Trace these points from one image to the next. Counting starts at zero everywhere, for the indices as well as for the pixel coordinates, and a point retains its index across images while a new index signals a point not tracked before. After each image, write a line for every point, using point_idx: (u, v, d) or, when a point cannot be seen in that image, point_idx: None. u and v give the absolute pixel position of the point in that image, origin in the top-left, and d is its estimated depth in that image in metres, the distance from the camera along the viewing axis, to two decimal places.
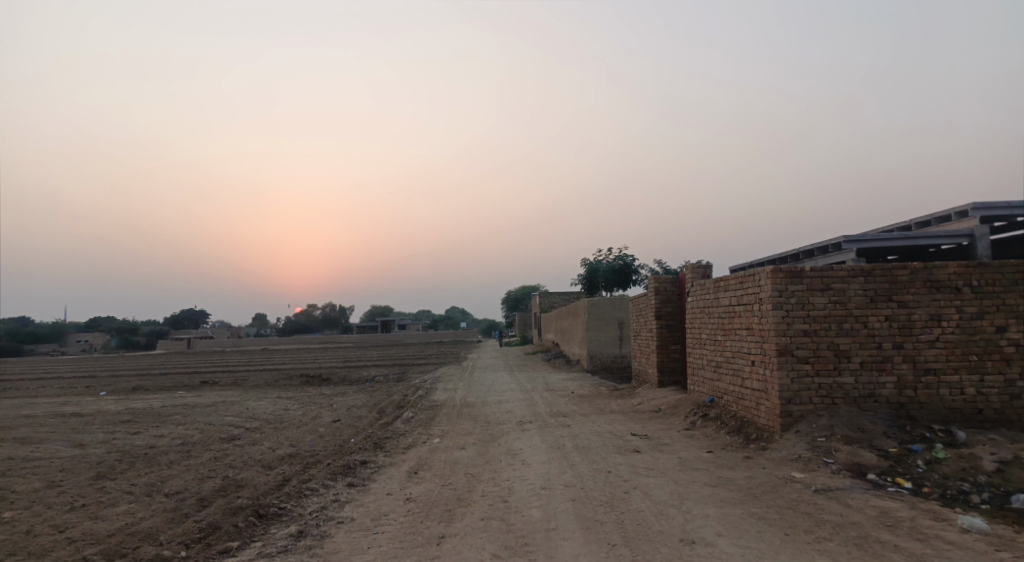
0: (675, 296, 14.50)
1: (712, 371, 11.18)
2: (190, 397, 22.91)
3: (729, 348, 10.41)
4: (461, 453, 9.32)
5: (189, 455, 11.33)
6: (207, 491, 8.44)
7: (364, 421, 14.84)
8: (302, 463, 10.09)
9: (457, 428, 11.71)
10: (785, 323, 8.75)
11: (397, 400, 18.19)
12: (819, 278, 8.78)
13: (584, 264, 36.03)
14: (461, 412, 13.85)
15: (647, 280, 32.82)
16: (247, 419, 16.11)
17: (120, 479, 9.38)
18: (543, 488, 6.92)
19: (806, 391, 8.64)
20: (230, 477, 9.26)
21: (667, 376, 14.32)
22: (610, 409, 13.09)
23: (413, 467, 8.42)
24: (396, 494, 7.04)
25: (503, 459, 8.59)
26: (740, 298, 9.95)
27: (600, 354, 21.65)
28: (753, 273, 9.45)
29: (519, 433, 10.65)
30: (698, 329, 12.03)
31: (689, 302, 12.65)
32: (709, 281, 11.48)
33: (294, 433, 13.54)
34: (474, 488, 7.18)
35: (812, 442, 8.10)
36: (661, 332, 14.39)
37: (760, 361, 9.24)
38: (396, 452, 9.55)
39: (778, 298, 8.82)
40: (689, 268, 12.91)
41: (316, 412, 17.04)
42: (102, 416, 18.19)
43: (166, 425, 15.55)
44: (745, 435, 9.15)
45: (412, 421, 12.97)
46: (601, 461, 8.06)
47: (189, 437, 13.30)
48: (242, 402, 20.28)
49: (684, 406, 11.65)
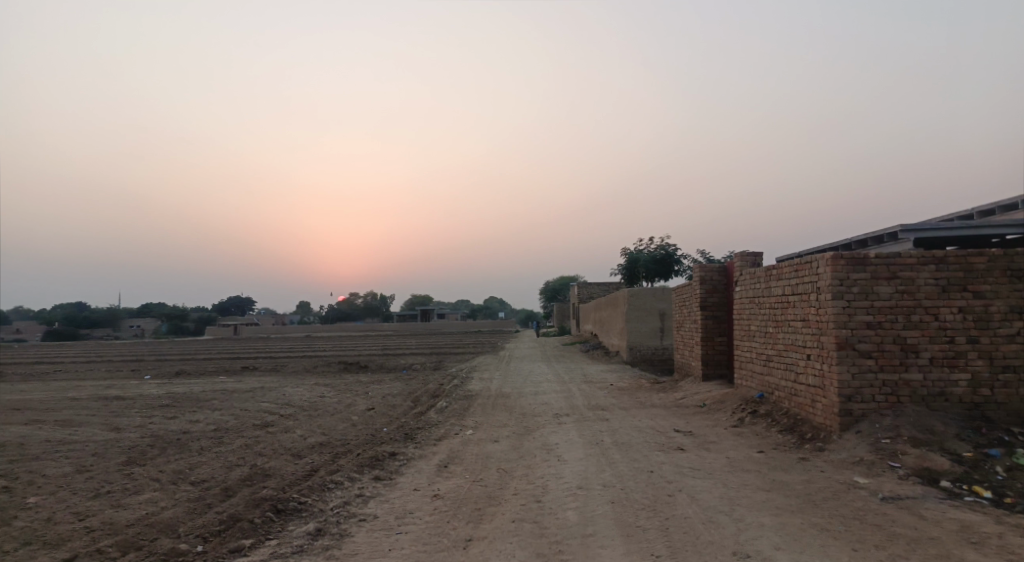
0: (722, 285, 13.79)
1: (762, 365, 10.51)
2: (229, 382, 23.07)
3: (781, 340, 9.74)
4: (495, 446, 8.89)
5: (220, 441, 11.18)
6: (233, 481, 8.19)
7: (398, 410, 14.57)
8: (332, 452, 9.80)
9: (491, 419, 11.30)
10: (846, 314, 8.06)
11: (432, 389, 17.88)
12: (884, 266, 8.06)
13: (624, 253, 35.27)
14: (496, 402, 13.43)
15: (689, 270, 31.92)
16: (282, 405, 16.01)
17: (149, 465, 9.23)
18: (580, 487, 6.44)
19: (868, 388, 7.95)
20: (258, 466, 9.02)
21: (711, 370, 13.66)
22: (652, 403, 12.51)
23: (443, 461, 8.02)
24: (424, 489, 6.65)
25: (539, 454, 8.13)
26: (794, 287, 9.26)
27: (641, 345, 21.01)
28: (810, 260, 8.76)
29: (555, 426, 10.18)
30: (747, 320, 11.35)
31: (737, 291, 11.96)
32: (760, 270, 10.79)
33: (327, 421, 13.33)
34: (507, 485, 6.74)
35: (875, 444, 7.43)
36: (707, 323, 13.71)
37: (816, 355, 8.57)
38: (427, 444, 9.18)
39: (838, 287, 8.13)
40: (738, 257, 12.21)
41: (351, 400, 16.86)
42: (143, 400, 18.35)
43: (202, 410, 15.52)
44: (799, 434, 8.50)
45: (446, 411, 12.61)
46: (643, 459, 7.54)
47: (223, 423, 13.20)
48: (280, 389, 20.29)
49: (731, 402, 11.01)
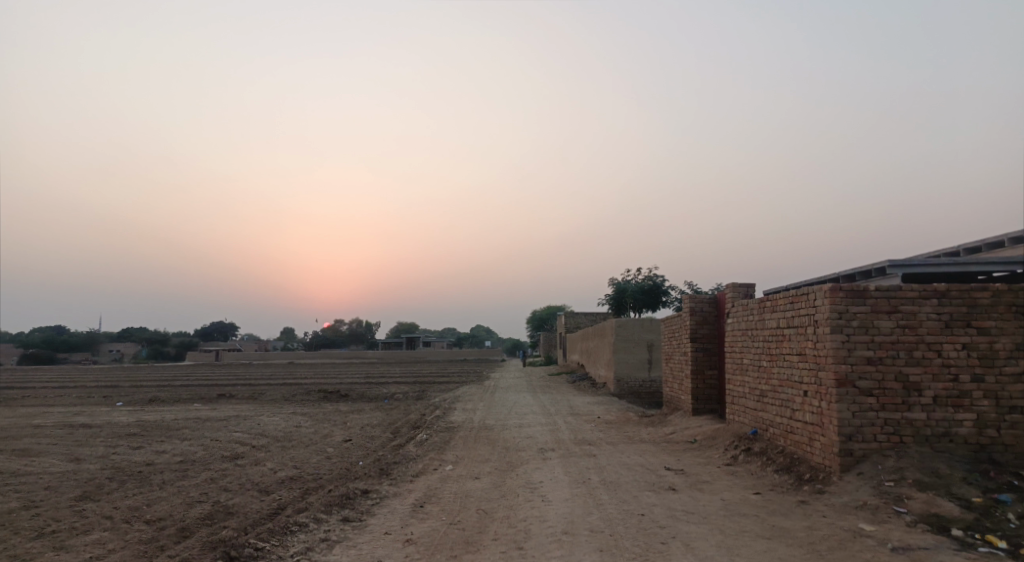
0: (712, 317, 13.44)
1: (756, 400, 10.10)
2: (203, 410, 22.28)
3: (776, 375, 9.35)
4: (475, 484, 8.36)
5: (184, 474, 10.54)
6: (192, 520, 7.60)
7: (376, 442, 13.96)
8: (302, 488, 9.22)
9: (473, 454, 10.76)
10: (845, 349, 7.69)
11: (413, 421, 17.29)
12: (885, 299, 7.72)
13: (611, 283, 34.98)
14: (479, 435, 12.89)
15: (676, 301, 31.66)
16: (256, 436, 15.34)
17: (103, 501, 8.59)
18: (565, 533, 5.94)
19: (869, 428, 7.54)
20: (221, 503, 8.42)
21: (701, 404, 13.23)
22: (640, 438, 12.04)
23: (419, 501, 7.48)
24: (396, 534, 6.11)
25: (521, 494, 7.62)
26: (790, 320, 8.90)
27: (628, 377, 20.56)
28: (807, 292, 8.41)
29: (540, 463, 9.66)
30: (739, 353, 10.97)
31: (729, 324, 11.60)
32: (753, 301, 10.44)
33: (300, 453, 12.71)
34: (486, 529, 6.23)
35: (878, 488, 7.01)
36: (697, 355, 13.32)
37: (814, 391, 8.18)
38: (403, 481, 8.64)
39: (837, 320, 7.76)
40: (729, 287, 11.85)
41: (328, 430, 16.20)
42: (110, 428, 17.56)
43: (170, 440, 14.82)
44: (796, 475, 8.06)
45: (425, 445, 12.04)
46: (632, 501, 7.06)
47: (190, 454, 12.55)
48: (255, 417, 19.59)
49: (723, 438, 10.56)
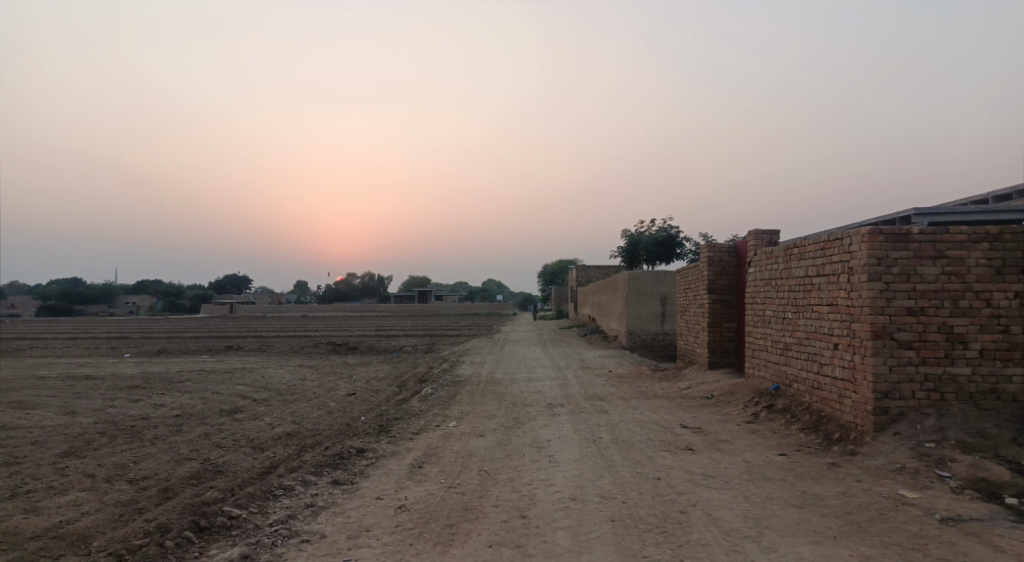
0: (731, 267, 12.72)
1: (779, 354, 9.47)
2: (210, 363, 21.98)
3: (803, 327, 8.69)
4: (478, 443, 7.84)
5: (178, 429, 10.13)
6: (177, 479, 7.13)
7: (380, 396, 13.52)
8: (298, 445, 8.76)
9: (479, 409, 10.25)
10: (884, 299, 7.00)
11: (420, 374, 16.85)
12: (929, 243, 6.97)
13: (624, 235, 34.14)
14: (486, 390, 12.39)
15: (691, 253, 30.85)
16: (258, 389, 14.96)
17: (88, 458, 8.16)
18: (573, 500, 5.39)
19: (908, 384, 6.90)
20: (211, 461, 7.97)
21: (718, 358, 12.62)
22: (654, 393, 11.49)
23: (417, 461, 6.95)
24: (388, 499, 5.59)
25: (527, 454, 7.09)
26: (820, 268, 8.18)
27: (640, 330, 19.99)
28: (841, 237, 7.67)
29: (549, 419, 9.13)
30: (761, 305, 10.30)
31: (750, 274, 10.89)
32: (778, 249, 9.72)
33: (301, 407, 12.28)
34: (487, 495, 5.69)
35: (917, 450, 6.40)
36: (714, 307, 12.66)
37: (846, 345, 7.52)
38: (402, 438, 8.14)
39: (875, 267, 7.04)
40: (751, 234, 11.07)
41: (332, 384, 15.78)
42: (113, 380, 17.27)
43: (171, 393, 14.46)
44: (824, 435, 7.47)
45: (429, 400, 11.56)
46: (647, 462, 6.51)
47: (188, 408, 12.15)
48: (261, 370, 19.23)
49: (742, 394, 9.97)
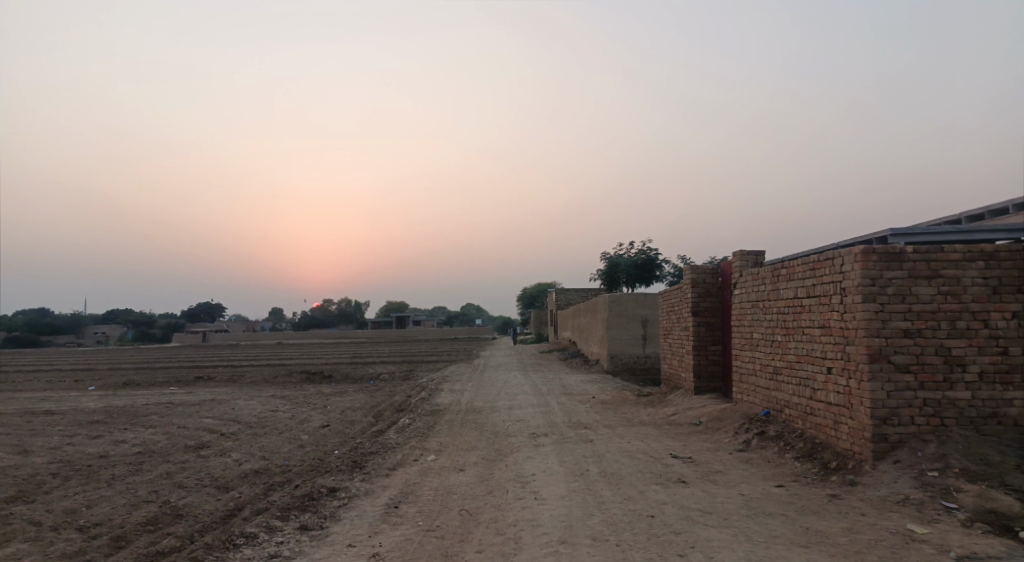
0: (715, 288, 12.49)
1: (768, 379, 9.18)
2: (178, 394, 21.18)
3: (793, 351, 8.42)
4: (458, 478, 7.39)
5: (139, 468, 9.52)
6: (131, 526, 6.57)
7: (356, 427, 12.98)
8: (266, 484, 8.22)
9: (459, 441, 9.79)
10: (879, 320, 6.75)
11: (397, 403, 16.32)
12: (924, 262, 6.76)
13: (603, 258, 34.00)
14: (466, 419, 11.94)
15: (671, 275, 30.77)
16: (227, 422, 14.31)
17: (36, 503, 7.55)
18: (562, 543, 4.97)
19: (906, 409, 6.62)
20: (171, 504, 7.41)
21: (703, 382, 12.31)
22: (639, 420, 11.13)
23: (393, 501, 6.48)
24: (360, 546, 5.13)
25: (511, 490, 6.66)
26: (811, 289, 7.94)
27: (622, 354, 19.68)
28: (832, 257, 7.44)
29: (532, 451, 8.71)
30: (748, 327, 10.03)
31: (735, 296, 10.65)
32: (764, 270, 9.48)
33: (272, 441, 11.70)
34: (469, 539, 5.25)
35: (920, 479, 6.10)
36: (699, 330, 12.39)
37: (840, 369, 7.24)
38: (378, 475, 7.67)
39: (869, 287, 6.80)
40: (736, 256, 10.83)
41: (306, 415, 15.17)
42: (73, 415, 16.44)
43: (135, 428, 13.76)
44: (820, 463, 7.16)
45: (406, 431, 11.06)
46: (639, 498, 6.12)
47: (151, 444, 11.50)
48: (231, 402, 18.52)
49: (731, 420, 9.65)
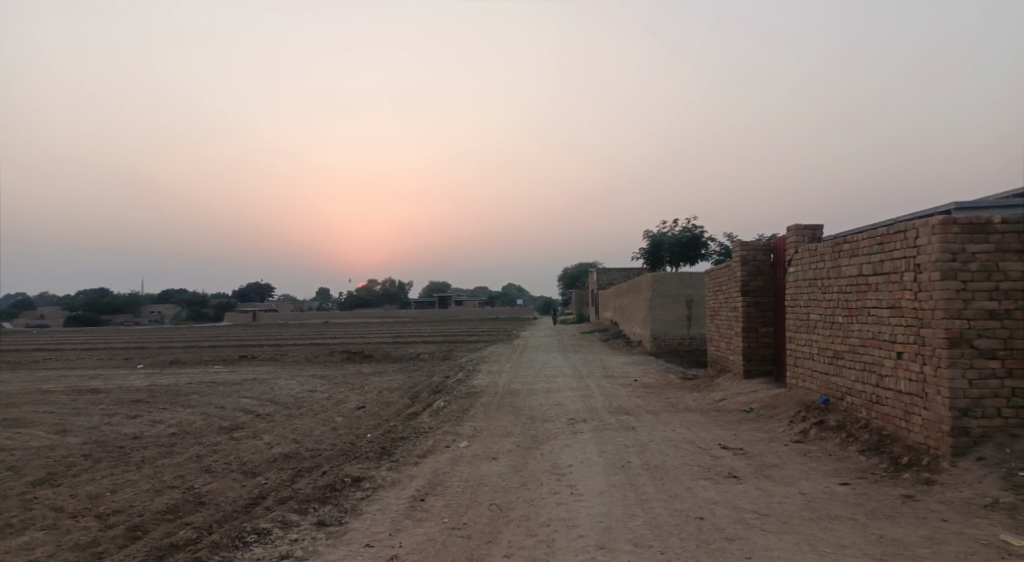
0: (767, 266, 11.70)
1: (827, 363, 8.45)
2: (221, 373, 21.34)
3: (856, 333, 7.69)
4: (491, 468, 6.94)
5: (169, 450, 9.36)
6: (151, 514, 6.31)
7: (390, 409, 12.69)
8: (293, 469, 7.92)
9: (493, 426, 9.35)
10: (961, 300, 5.98)
11: (434, 384, 16.01)
12: (1014, 234, 5.99)
13: (646, 236, 33.06)
14: (502, 403, 11.49)
15: (716, 254, 29.74)
16: (263, 402, 14.19)
17: (61, 487, 7.39)
18: (600, 550, 4.45)
19: (992, 400, 5.87)
20: (194, 490, 7.16)
21: (754, 365, 11.59)
22: (685, 405, 10.51)
23: (420, 493, 6.06)
24: (378, 547, 4.70)
25: (546, 483, 6.17)
26: (879, 265, 7.18)
27: (666, 334, 18.98)
28: (904, 229, 6.67)
29: (570, 438, 8.20)
30: (804, 308, 9.29)
31: (790, 274, 9.88)
32: (823, 246, 8.71)
33: (306, 423, 11.46)
34: (497, 541, 4.77)
35: (1010, 480, 5.37)
36: (750, 310, 11.63)
37: (913, 354, 6.50)
38: (406, 463, 7.27)
39: (950, 263, 6.03)
40: (791, 229, 9.93)
41: (342, 396, 14.97)
42: (117, 394, 16.59)
43: (173, 408, 13.74)
44: (889, 458, 6.46)
45: (440, 414, 10.67)
46: (686, 495, 5.56)
47: (186, 425, 11.39)
48: (272, 381, 18.50)
49: (785, 407, 8.96)
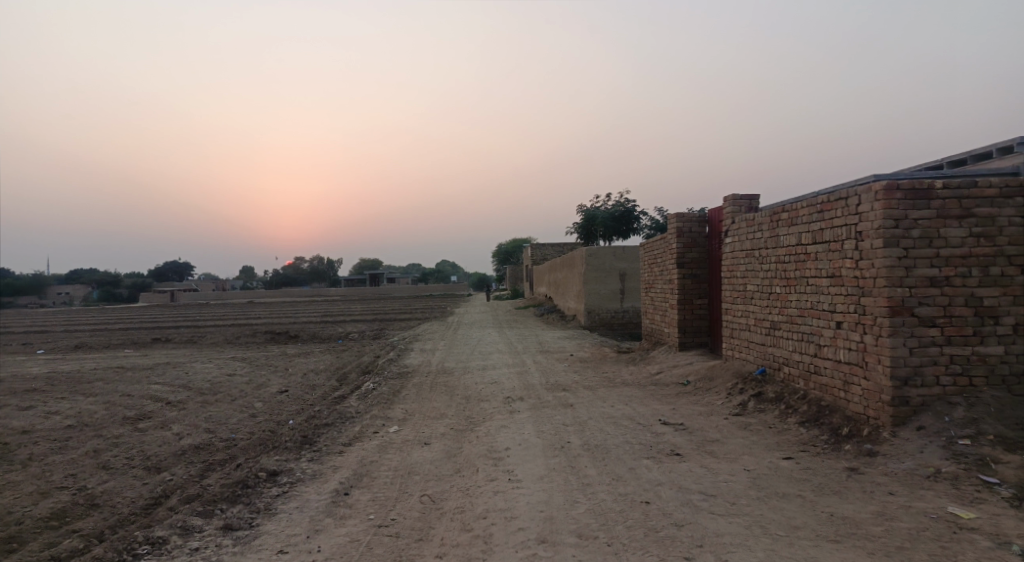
0: (701, 238, 11.58)
1: (764, 334, 8.34)
2: (132, 358, 19.94)
3: (795, 304, 7.57)
4: (422, 454, 6.46)
5: (63, 445, 8.43)
6: (33, 521, 5.54)
7: (315, 393, 11.99)
8: (205, 463, 7.21)
9: (425, 408, 8.85)
10: (902, 268, 5.86)
11: (364, 364, 15.35)
12: (954, 200, 5.90)
13: (579, 210, 32.93)
14: (435, 382, 11.01)
15: (648, 227, 29.90)
16: (177, 388, 13.20)
17: None
18: (541, 544, 4.07)
19: (931, 368, 5.80)
20: (88, 491, 6.38)
21: (689, 338, 11.49)
22: (622, 380, 10.30)
23: (344, 486, 5.53)
24: (293, 553, 4.17)
25: (482, 469, 5.75)
26: (819, 234, 7.03)
27: (600, 309, 18.85)
28: (845, 196, 6.52)
29: (507, 418, 7.80)
30: (740, 279, 9.16)
31: (726, 245, 9.73)
32: (761, 216, 8.56)
33: (222, 410, 10.65)
34: (428, 538, 4.32)
35: (951, 450, 5.29)
36: (685, 283, 11.49)
37: (853, 324, 6.39)
38: (329, 453, 6.70)
39: (892, 230, 5.90)
40: (727, 199, 9.79)
41: (264, 379, 14.12)
42: (11, 383, 15.14)
43: (74, 397, 12.59)
44: (829, 429, 6.35)
45: (369, 396, 10.09)
46: (630, 477, 5.25)
47: (86, 417, 10.38)
48: (188, 365, 17.33)
49: (722, 380, 8.83)
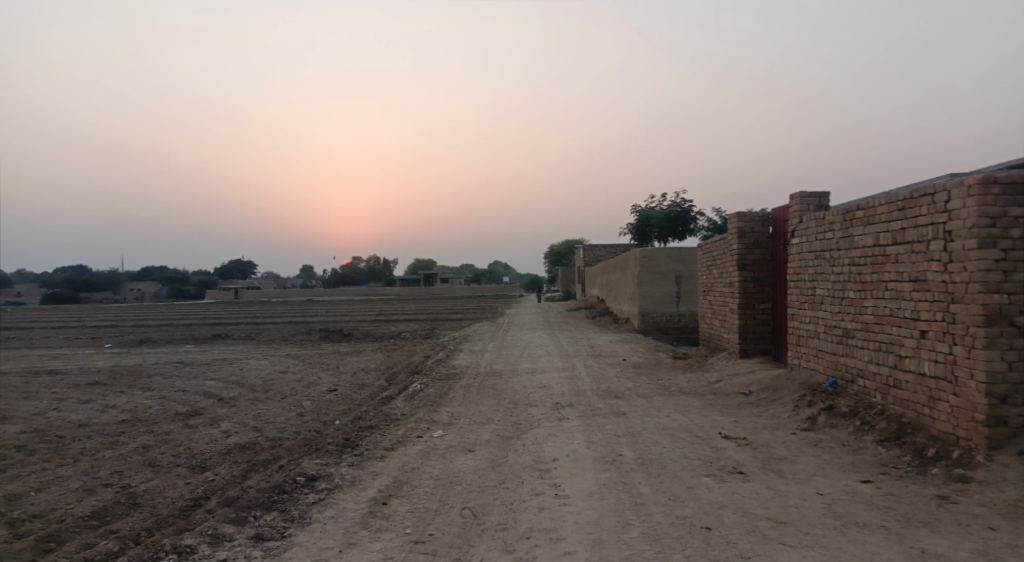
0: (765, 239, 10.95)
1: (835, 342, 7.72)
2: (190, 353, 20.36)
3: (871, 310, 6.95)
4: (465, 463, 6.15)
5: (114, 440, 8.48)
6: (73, 519, 5.48)
7: (363, 393, 11.86)
8: (247, 463, 7.09)
9: (471, 412, 8.55)
10: (1001, 272, 5.24)
11: (413, 365, 15.21)
12: None
13: (634, 211, 32.25)
14: (483, 385, 10.71)
15: (706, 229, 28.99)
16: (230, 385, 13.31)
17: None
18: None
19: None
20: (130, 489, 6.32)
21: (750, 345, 10.87)
22: (678, 387, 9.79)
23: (382, 495, 5.27)
24: None
25: (528, 482, 5.40)
26: (900, 234, 6.42)
27: (654, 312, 18.26)
28: (932, 192, 5.91)
29: (556, 426, 7.43)
30: (808, 283, 8.55)
31: (792, 246, 9.11)
32: (832, 215, 7.93)
33: (270, 409, 10.62)
34: (467, 559, 3.99)
35: None
36: (747, 286, 10.88)
37: (940, 334, 5.77)
38: (370, 458, 6.46)
39: (988, 229, 5.29)
40: (794, 198, 9.18)
41: (314, 378, 14.12)
42: (75, 376, 15.57)
43: (131, 391, 12.80)
44: (912, 449, 5.75)
45: (416, 398, 9.87)
46: (688, 497, 4.81)
47: (139, 412, 10.49)
48: (242, 362, 17.54)
49: (788, 391, 8.24)
